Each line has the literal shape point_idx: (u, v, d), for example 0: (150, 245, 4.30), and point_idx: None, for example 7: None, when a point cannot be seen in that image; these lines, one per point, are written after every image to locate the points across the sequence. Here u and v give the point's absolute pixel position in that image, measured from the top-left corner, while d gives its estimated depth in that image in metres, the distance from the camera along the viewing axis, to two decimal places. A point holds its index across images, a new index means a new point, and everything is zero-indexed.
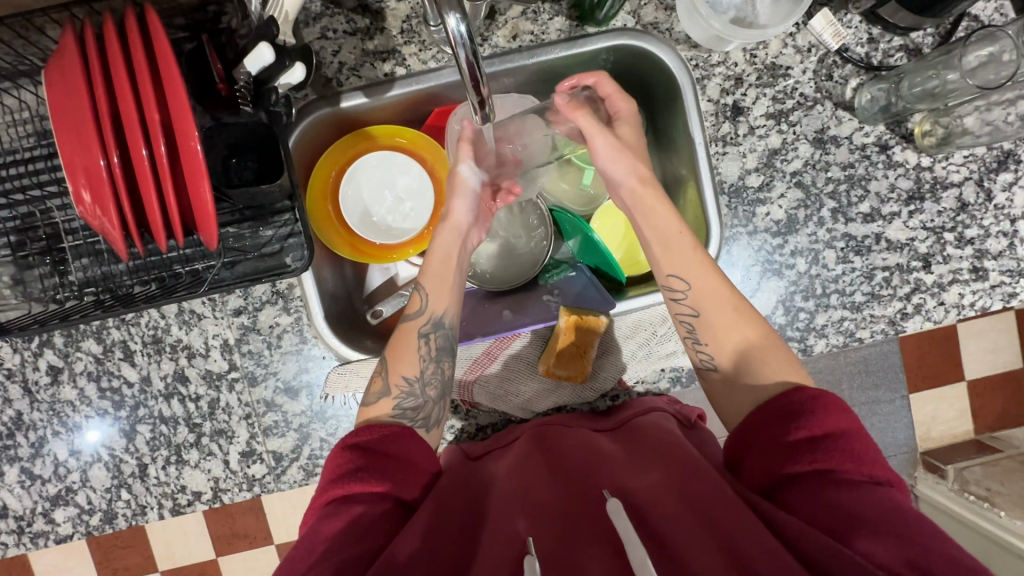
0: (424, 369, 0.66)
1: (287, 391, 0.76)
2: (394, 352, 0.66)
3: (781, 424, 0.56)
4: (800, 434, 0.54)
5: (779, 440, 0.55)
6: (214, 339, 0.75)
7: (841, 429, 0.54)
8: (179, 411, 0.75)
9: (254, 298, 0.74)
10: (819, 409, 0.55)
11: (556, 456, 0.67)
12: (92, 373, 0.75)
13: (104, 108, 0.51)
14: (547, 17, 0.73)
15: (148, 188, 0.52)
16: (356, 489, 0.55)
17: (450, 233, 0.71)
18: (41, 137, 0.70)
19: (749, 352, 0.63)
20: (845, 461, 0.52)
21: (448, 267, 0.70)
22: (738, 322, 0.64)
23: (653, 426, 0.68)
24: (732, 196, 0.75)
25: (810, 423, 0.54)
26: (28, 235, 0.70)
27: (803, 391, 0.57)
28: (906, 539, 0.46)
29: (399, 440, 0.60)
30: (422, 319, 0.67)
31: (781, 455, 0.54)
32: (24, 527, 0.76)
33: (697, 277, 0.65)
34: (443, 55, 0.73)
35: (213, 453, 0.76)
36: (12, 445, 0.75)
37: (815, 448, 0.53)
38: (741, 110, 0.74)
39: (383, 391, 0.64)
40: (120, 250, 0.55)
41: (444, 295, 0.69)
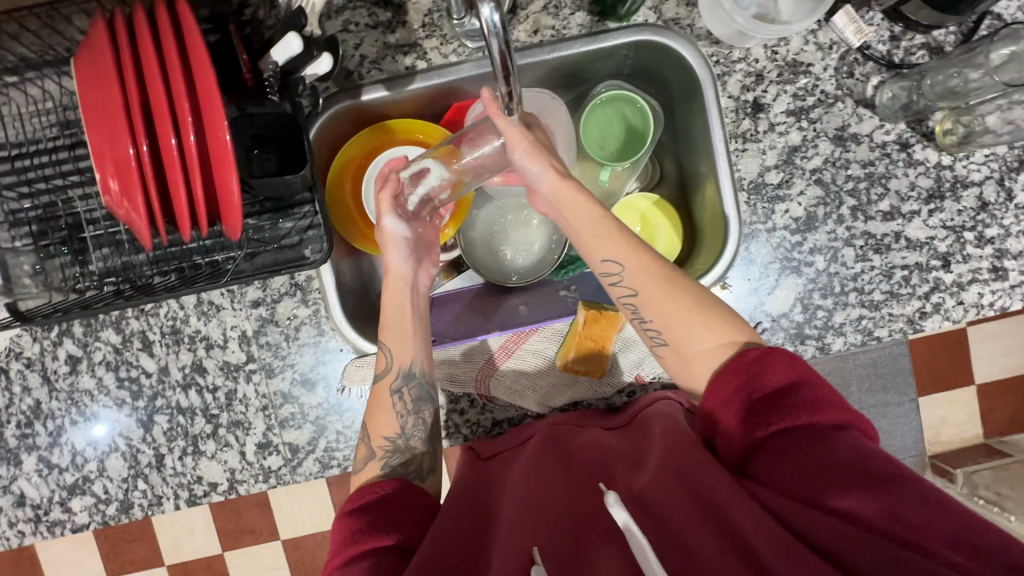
0: (403, 422, 0.67)
1: (304, 383, 0.76)
2: (370, 414, 0.67)
3: (741, 389, 0.55)
4: (758, 397, 0.54)
5: (740, 409, 0.54)
6: (232, 330, 0.75)
7: (794, 380, 0.53)
8: (196, 402, 0.76)
9: (273, 290, 0.74)
10: (771, 366, 0.54)
11: (557, 452, 0.67)
12: (111, 363, 0.75)
13: (133, 96, 0.51)
14: (568, 12, 0.73)
15: (177, 178, 0.52)
16: (357, 548, 0.55)
17: (394, 280, 0.70)
18: (63, 127, 0.71)
19: (693, 331, 0.60)
20: (805, 413, 0.52)
21: (396, 313, 0.69)
22: (672, 295, 0.61)
23: (659, 415, 0.69)
24: (751, 193, 0.75)
25: (766, 384, 0.54)
26: (50, 224, 0.70)
27: (750, 353, 0.56)
28: (881, 487, 0.47)
29: (403, 493, 0.61)
30: (388, 378, 0.67)
31: (745, 426, 0.54)
32: (41, 516, 0.76)
33: (633, 262, 0.63)
34: (464, 49, 0.73)
35: (230, 445, 0.76)
36: (30, 434, 0.75)
37: (773, 409, 0.53)
38: (761, 107, 0.74)
39: (369, 456, 0.65)
40: (145, 239, 0.56)
41: (403, 346, 0.68)
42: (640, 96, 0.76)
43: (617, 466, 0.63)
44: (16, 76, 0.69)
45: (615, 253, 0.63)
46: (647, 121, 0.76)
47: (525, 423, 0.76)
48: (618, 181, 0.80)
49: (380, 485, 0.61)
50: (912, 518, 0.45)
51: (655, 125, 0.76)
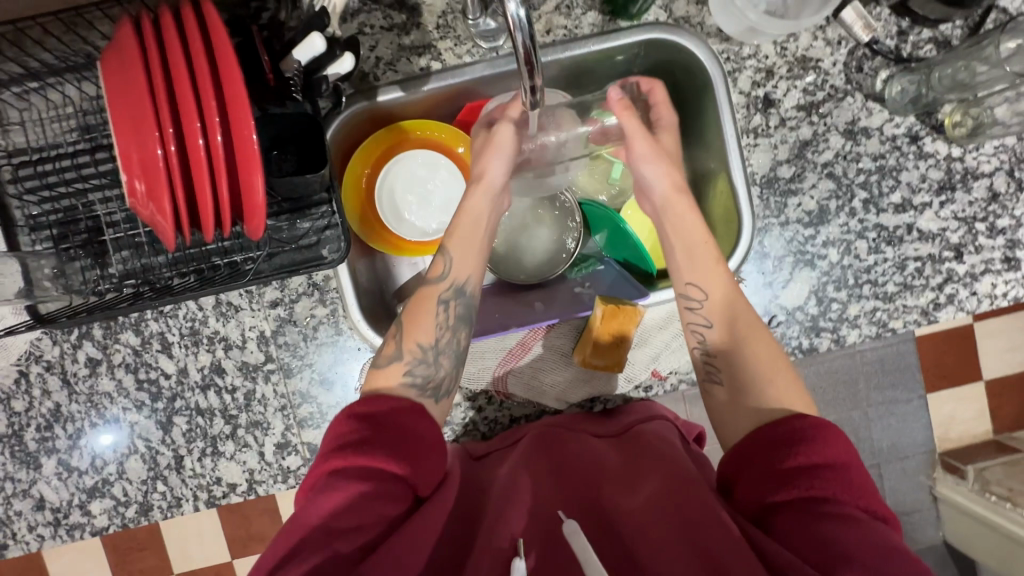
0: (439, 336, 0.66)
1: (322, 382, 0.76)
2: (411, 315, 0.66)
3: (778, 451, 0.54)
4: (800, 461, 0.53)
5: (774, 462, 0.54)
6: (251, 330, 0.75)
7: (841, 460, 0.53)
8: (215, 403, 0.76)
9: (291, 290, 0.75)
10: (822, 438, 0.54)
11: (549, 462, 0.66)
12: (130, 365, 0.75)
13: (160, 97, 0.52)
14: (580, 12, 0.74)
15: (203, 178, 0.53)
16: (355, 463, 0.54)
17: (483, 197, 0.72)
18: (83, 132, 0.72)
19: (753, 368, 0.63)
20: (841, 491, 0.51)
21: (477, 234, 0.71)
22: (748, 331, 0.66)
23: (653, 435, 0.68)
24: (764, 187, 0.76)
25: (812, 451, 0.53)
26: (70, 227, 0.72)
27: (809, 419, 0.56)
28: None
29: (405, 416, 0.59)
30: (442, 284, 0.67)
31: (779, 476, 0.53)
32: (60, 519, 0.76)
33: (718, 296, 0.67)
34: (478, 50, 0.74)
35: (249, 445, 0.76)
36: (50, 437, 0.76)
37: (813, 475, 0.52)
38: (772, 102, 0.75)
39: (394, 356, 0.64)
40: (169, 239, 0.56)
41: (466, 259, 0.69)
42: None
43: (609, 483, 0.62)
44: (38, 82, 0.71)
45: (702, 279, 0.68)
46: None
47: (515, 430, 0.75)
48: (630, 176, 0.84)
49: (392, 402, 0.60)
50: None
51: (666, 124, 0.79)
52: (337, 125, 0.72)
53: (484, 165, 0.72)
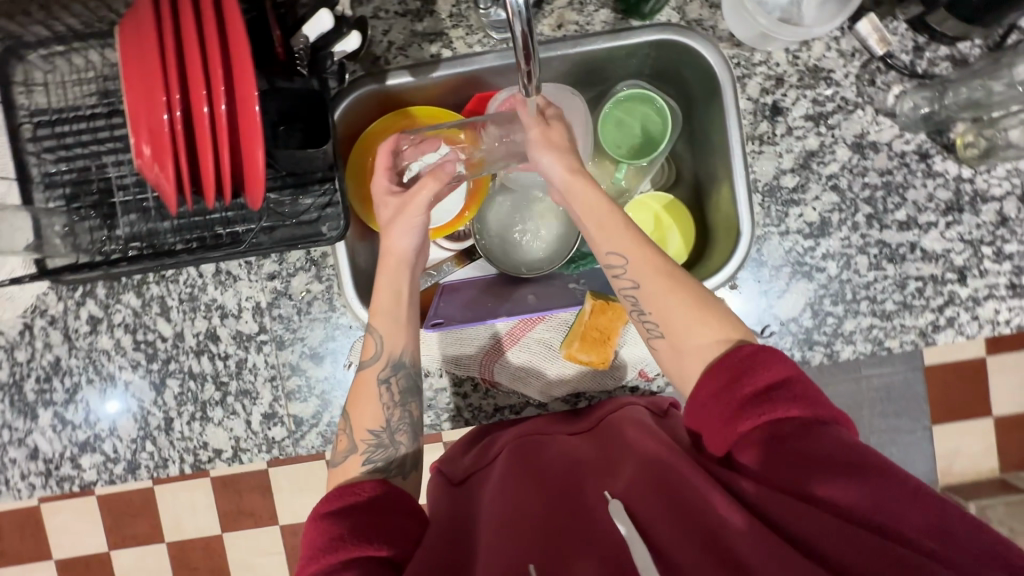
0: (388, 417, 0.67)
1: (313, 357, 0.77)
2: (354, 406, 0.67)
3: (727, 390, 0.55)
4: (744, 392, 0.54)
5: (726, 401, 0.55)
6: (247, 301, 0.77)
7: (782, 379, 0.53)
8: (208, 368, 0.77)
9: (288, 264, 0.76)
10: (759, 363, 0.54)
11: (527, 458, 0.66)
12: (129, 326, 0.77)
13: (171, 64, 0.53)
14: (593, 9, 0.74)
15: (205, 146, 0.54)
16: (338, 556, 0.54)
17: (395, 263, 0.69)
18: (102, 96, 0.75)
19: (688, 323, 0.60)
20: (791, 408, 0.52)
21: (393, 296, 0.69)
22: (674, 287, 0.61)
23: (624, 420, 0.69)
24: (766, 195, 0.75)
25: (754, 379, 0.54)
26: (82, 187, 0.74)
27: (745, 349, 0.56)
28: (857, 474, 0.47)
29: (382, 498, 0.60)
30: (377, 367, 0.67)
31: (733, 424, 0.54)
32: (52, 470, 0.78)
33: (635, 257, 0.63)
34: (489, 40, 0.75)
35: (237, 413, 0.78)
36: (48, 389, 0.78)
37: (760, 404, 0.53)
38: (780, 110, 0.75)
39: (349, 449, 0.65)
40: (172, 204, 0.58)
41: (394, 332, 0.68)
42: (659, 97, 0.78)
43: (589, 478, 0.63)
44: (64, 46, 0.74)
45: (623, 243, 0.63)
46: (664, 121, 0.79)
47: (493, 438, 0.76)
48: (633, 179, 0.83)
49: (363, 487, 0.60)
50: (889, 504, 0.46)
51: (672, 125, 0.78)
52: (343, 108, 0.74)
53: (392, 233, 0.68)
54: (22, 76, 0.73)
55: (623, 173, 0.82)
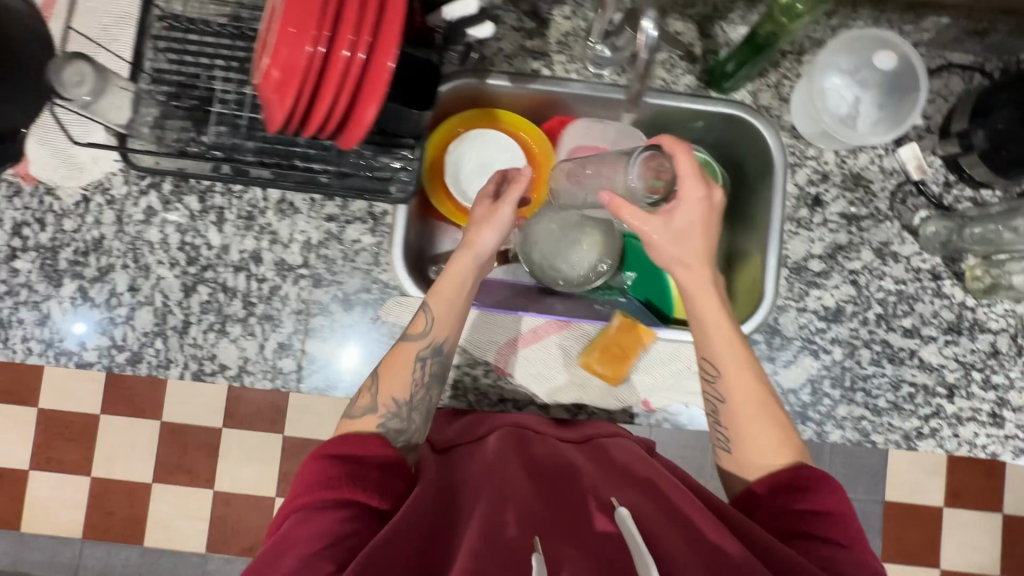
0: (413, 393, 0.67)
1: (343, 302, 0.80)
2: (387, 369, 0.68)
3: (788, 496, 0.63)
4: (802, 506, 0.62)
5: (779, 504, 0.63)
6: (299, 235, 0.80)
7: (840, 510, 0.61)
8: (241, 285, 0.79)
9: (349, 212, 0.81)
10: (822, 488, 0.62)
11: (526, 453, 0.68)
12: (181, 225, 0.80)
13: (330, 17, 0.59)
14: (681, 72, 0.83)
15: (328, 98, 0.62)
16: (335, 494, 0.55)
17: (470, 263, 0.73)
18: (231, 20, 0.81)
19: (765, 448, 0.67)
20: (838, 533, 0.60)
21: (456, 287, 0.71)
22: (762, 415, 0.68)
23: (615, 448, 0.72)
24: (793, 272, 0.82)
25: (807, 499, 0.62)
26: (185, 90, 0.80)
27: (809, 471, 0.64)
28: None
29: (379, 448, 0.60)
30: (422, 344, 0.69)
31: (780, 523, 0.62)
32: (55, 341, 0.78)
33: (732, 373, 0.68)
34: (585, 72, 0.84)
35: (254, 335, 0.79)
36: (81, 263, 0.79)
37: (813, 520, 0.61)
38: (820, 202, 0.83)
39: (369, 408, 0.65)
40: (272, 125, 0.65)
41: (447, 320, 0.70)
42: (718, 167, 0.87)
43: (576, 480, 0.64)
44: None
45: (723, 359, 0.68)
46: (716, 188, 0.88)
47: (481, 416, 0.77)
48: None
49: (367, 440, 0.60)
50: None
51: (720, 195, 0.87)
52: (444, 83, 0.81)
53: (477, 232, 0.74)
54: None
55: None
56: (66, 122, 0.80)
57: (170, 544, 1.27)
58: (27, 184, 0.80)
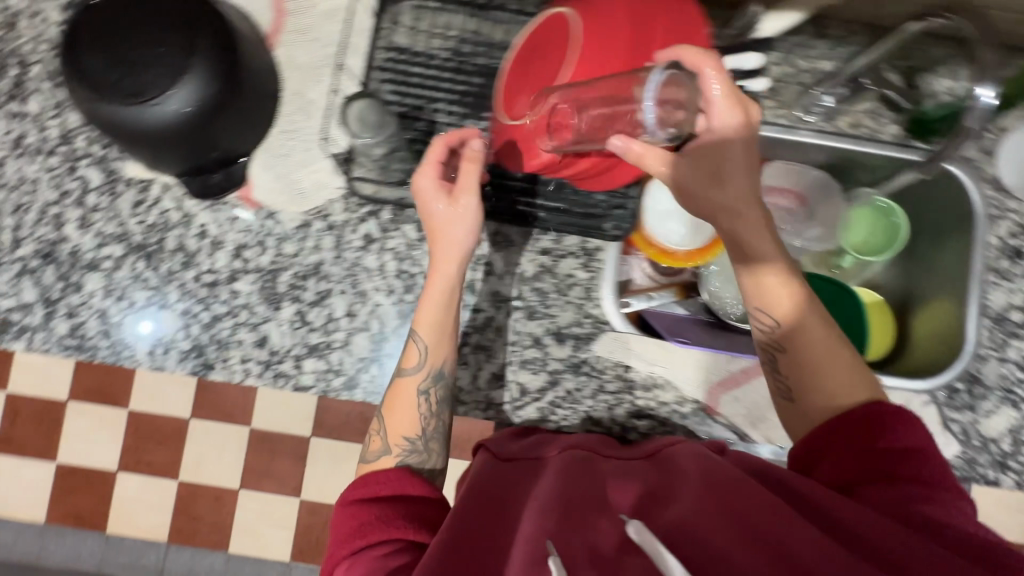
0: (424, 425, 0.67)
1: (556, 336, 0.81)
2: (391, 410, 0.68)
3: (868, 435, 0.55)
4: (887, 448, 0.54)
5: (859, 451, 0.55)
6: (515, 267, 0.81)
7: (920, 448, 0.53)
8: (457, 315, 0.81)
9: (563, 246, 0.82)
10: (893, 427, 0.55)
11: (587, 470, 0.58)
12: (400, 253, 0.81)
13: None
14: (887, 121, 0.86)
15: (576, 164, 0.66)
16: (385, 534, 0.55)
17: (454, 265, 0.69)
18: (454, 53, 0.82)
19: (819, 383, 0.60)
20: (912, 473, 0.52)
21: (442, 311, 0.69)
22: (812, 348, 0.61)
23: (682, 456, 0.59)
24: (993, 322, 0.84)
25: (898, 438, 0.54)
26: (407, 121, 0.81)
27: (857, 408, 0.57)
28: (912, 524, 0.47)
29: (401, 481, 0.61)
30: (418, 377, 0.68)
31: (870, 465, 0.53)
32: (273, 362, 0.79)
33: (815, 340, 0.61)
34: (793, 117, 0.85)
35: (468, 364, 0.80)
36: (300, 286, 0.80)
37: (899, 461, 0.53)
38: (1021, 254, 0.85)
39: (383, 450, 0.66)
40: (511, 163, 0.70)
41: (439, 345, 0.69)
42: (903, 213, 0.88)
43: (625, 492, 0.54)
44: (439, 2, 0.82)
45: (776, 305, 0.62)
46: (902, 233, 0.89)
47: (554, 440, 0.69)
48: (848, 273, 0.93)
49: (388, 475, 0.61)
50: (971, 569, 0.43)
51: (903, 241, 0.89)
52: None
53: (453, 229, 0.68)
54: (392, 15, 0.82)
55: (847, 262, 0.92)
56: (290, 149, 0.82)
57: (226, 565, 0.84)
58: (248, 208, 0.82)
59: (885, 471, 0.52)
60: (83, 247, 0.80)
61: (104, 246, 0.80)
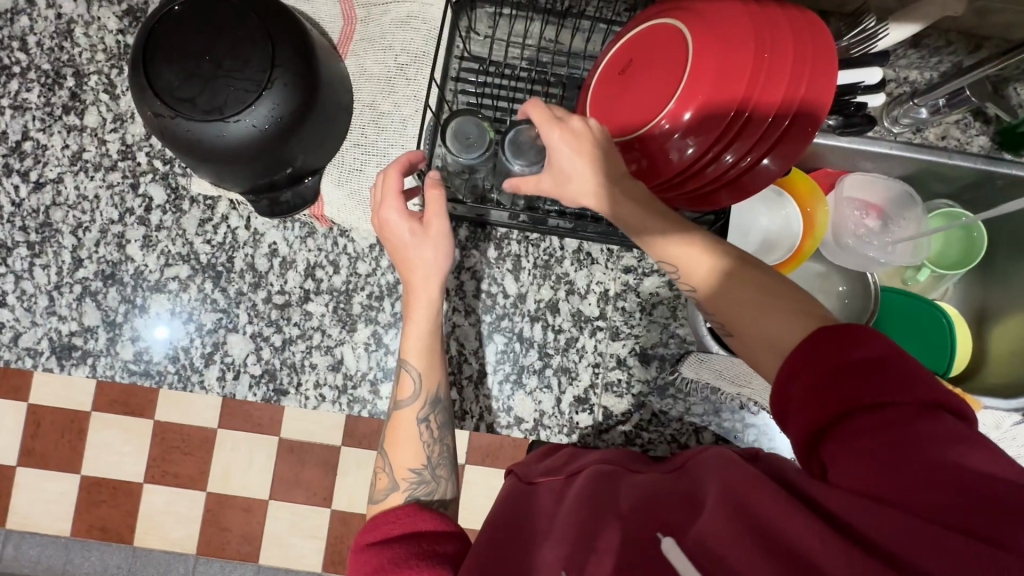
0: (429, 454, 0.64)
1: (641, 356, 0.78)
2: (393, 446, 0.65)
3: (835, 350, 0.42)
4: (845, 366, 0.41)
5: (841, 368, 0.41)
6: (597, 285, 0.79)
7: (884, 356, 0.41)
8: (538, 336, 0.78)
9: (646, 263, 0.79)
10: (851, 335, 0.42)
11: (600, 495, 0.56)
12: (477, 272, 0.78)
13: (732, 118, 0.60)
14: (974, 132, 0.85)
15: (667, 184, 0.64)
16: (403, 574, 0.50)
17: (420, 276, 0.63)
18: (533, 64, 0.80)
19: (759, 327, 0.48)
20: (883, 396, 0.39)
21: (425, 333, 0.65)
22: (740, 291, 0.50)
23: (705, 467, 0.56)
24: None
25: (861, 350, 0.41)
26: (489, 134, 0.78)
27: (818, 331, 0.43)
28: (964, 490, 0.35)
29: (411, 517, 0.57)
30: (417, 406, 0.65)
31: (849, 387, 0.40)
32: (348, 388, 0.76)
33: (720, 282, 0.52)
34: (879, 127, 0.85)
35: (550, 388, 0.78)
36: (376, 307, 0.77)
37: (868, 381, 0.40)
38: None
39: (389, 487, 0.62)
40: None
41: (433, 371, 0.66)
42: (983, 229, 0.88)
43: (675, 508, 0.50)
44: None
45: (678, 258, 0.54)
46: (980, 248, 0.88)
47: (579, 457, 0.69)
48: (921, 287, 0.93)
49: (396, 513, 0.57)
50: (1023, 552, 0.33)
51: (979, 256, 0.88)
52: (526, 136, 0.66)
53: (420, 252, 0.62)
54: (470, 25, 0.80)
55: (921, 274, 0.90)
56: (363, 164, 0.79)
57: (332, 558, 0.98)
58: (320, 225, 0.79)
59: (840, 409, 0.40)
60: (147, 268, 0.77)
61: (169, 266, 0.77)
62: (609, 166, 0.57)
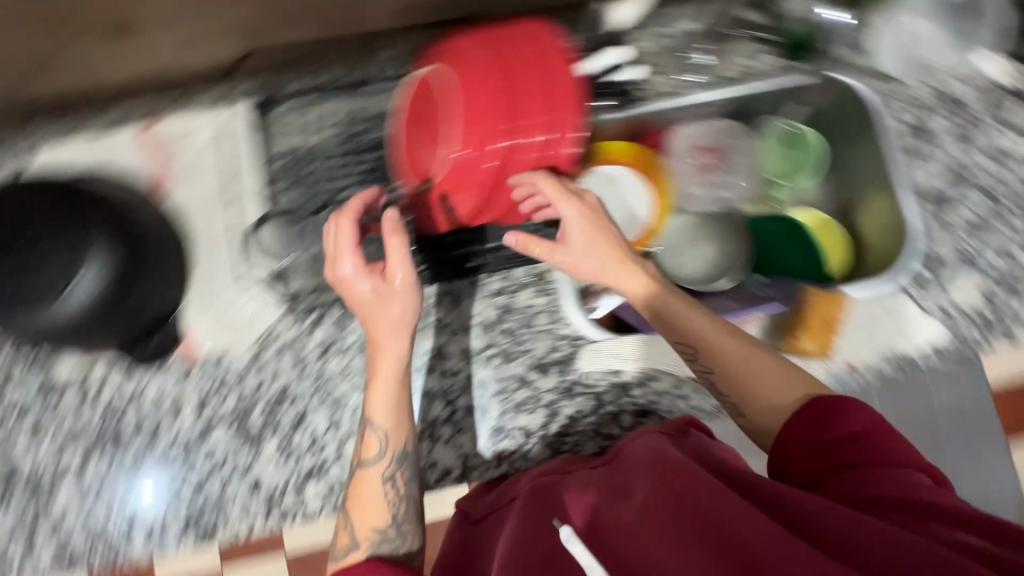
0: (395, 512, 0.61)
1: (540, 368, 0.80)
2: (355, 507, 0.61)
3: (817, 424, 0.51)
4: (832, 437, 0.49)
5: (813, 443, 0.50)
6: (475, 318, 0.81)
7: (869, 431, 0.49)
8: (436, 386, 0.79)
9: (513, 280, 0.82)
10: (847, 409, 0.50)
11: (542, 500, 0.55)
12: (359, 348, 0.79)
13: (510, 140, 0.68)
14: (764, 53, 0.89)
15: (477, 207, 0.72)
16: None
17: (388, 328, 0.63)
18: (342, 138, 0.83)
19: (765, 375, 0.57)
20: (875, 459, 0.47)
21: (394, 385, 0.63)
22: (739, 348, 0.60)
23: (638, 450, 0.58)
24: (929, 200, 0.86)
25: (840, 428, 0.49)
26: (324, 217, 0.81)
27: (822, 399, 0.52)
28: (919, 517, 0.42)
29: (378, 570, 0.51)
30: (382, 466, 0.62)
31: (819, 457, 0.49)
32: (274, 503, 0.76)
33: (697, 325, 0.62)
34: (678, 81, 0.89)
35: (465, 429, 0.79)
36: (273, 418, 0.78)
37: (846, 448, 0.48)
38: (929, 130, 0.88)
39: (348, 547, 0.59)
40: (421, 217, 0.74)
41: (400, 427, 0.63)
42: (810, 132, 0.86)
43: (597, 495, 0.51)
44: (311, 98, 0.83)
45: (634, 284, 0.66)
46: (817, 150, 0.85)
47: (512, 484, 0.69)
48: None
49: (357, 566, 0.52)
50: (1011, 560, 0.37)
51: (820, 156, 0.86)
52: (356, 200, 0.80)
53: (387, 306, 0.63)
54: (273, 126, 0.83)
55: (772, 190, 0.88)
56: (216, 288, 0.80)
57: None
58: (195, 361, 0.79)
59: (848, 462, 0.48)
60: (40, 464, 0.76)
61: (62, 453, 0.77)
62: (606, 218, 0.70)
